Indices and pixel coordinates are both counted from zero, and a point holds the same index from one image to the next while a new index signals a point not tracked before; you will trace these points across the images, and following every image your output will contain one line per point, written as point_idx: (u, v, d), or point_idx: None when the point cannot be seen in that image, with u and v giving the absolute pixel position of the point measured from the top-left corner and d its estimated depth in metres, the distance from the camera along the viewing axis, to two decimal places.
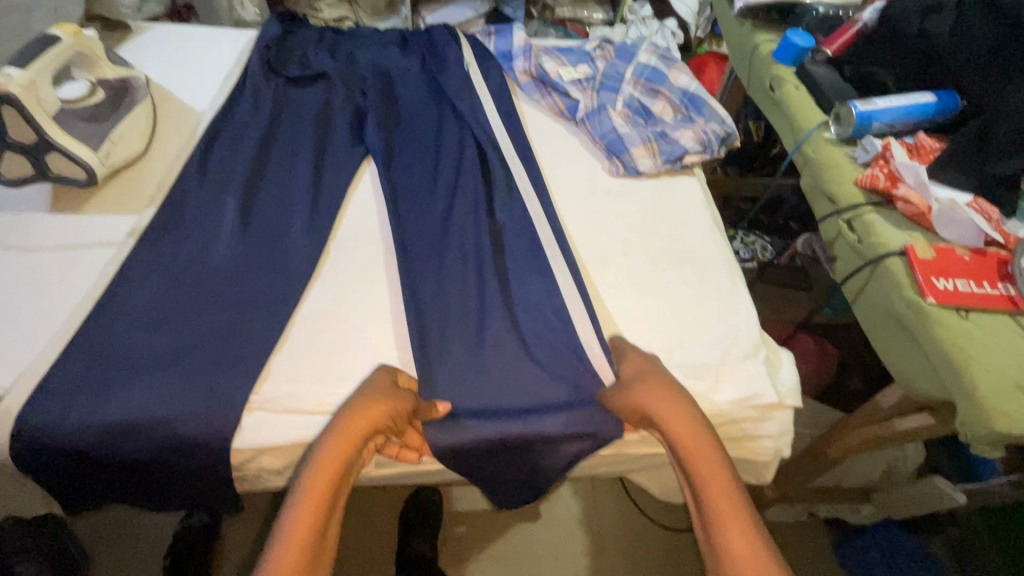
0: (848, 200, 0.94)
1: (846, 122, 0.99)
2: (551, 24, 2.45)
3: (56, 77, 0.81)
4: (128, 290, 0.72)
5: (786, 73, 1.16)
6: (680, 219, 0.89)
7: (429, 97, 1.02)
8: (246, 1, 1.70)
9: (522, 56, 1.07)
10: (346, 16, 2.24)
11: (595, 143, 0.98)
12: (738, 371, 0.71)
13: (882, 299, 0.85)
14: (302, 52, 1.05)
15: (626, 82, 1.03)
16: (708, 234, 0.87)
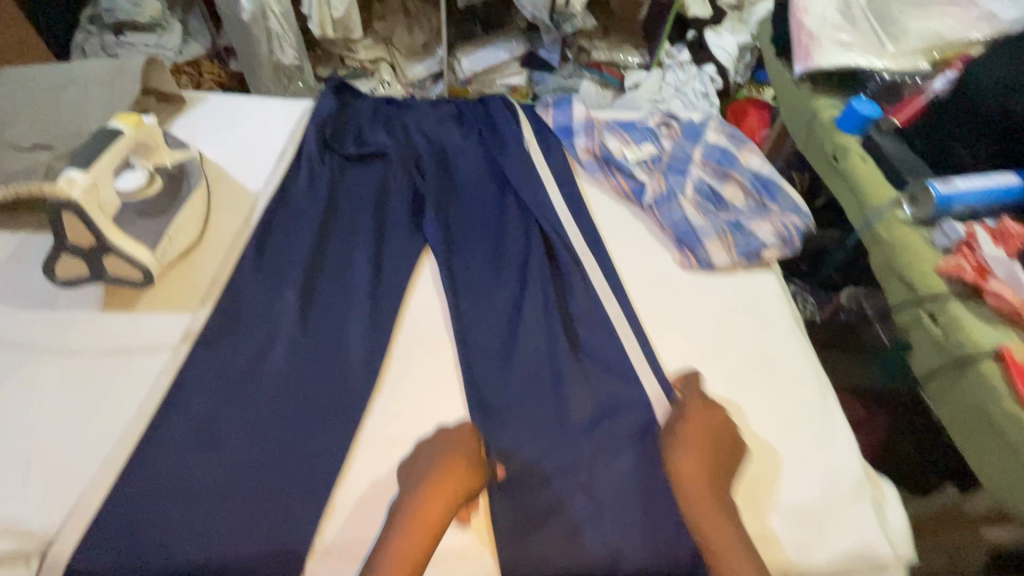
0: (929, 289, 0.84)
1: (924, 204, 0.90)
2: (586, 67, 2.38)
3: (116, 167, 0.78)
4: (183, 406, 0.68)
5: (849, 142, 1.06)
6: (760, 319, 0.84)
7: (488, 177, 0.98)
8: (286, 45, 1.69)
9: (583, 133, 1.02)
10: (382, 58, 2.19)
11: (664, 231, 0.93)
12: (841, 512, 0.66)
13: (976, 404, 0.75)
14: (357, 126, 1.02)
15: (695, 164, 0.98)
16: (794, 340, 0.81)
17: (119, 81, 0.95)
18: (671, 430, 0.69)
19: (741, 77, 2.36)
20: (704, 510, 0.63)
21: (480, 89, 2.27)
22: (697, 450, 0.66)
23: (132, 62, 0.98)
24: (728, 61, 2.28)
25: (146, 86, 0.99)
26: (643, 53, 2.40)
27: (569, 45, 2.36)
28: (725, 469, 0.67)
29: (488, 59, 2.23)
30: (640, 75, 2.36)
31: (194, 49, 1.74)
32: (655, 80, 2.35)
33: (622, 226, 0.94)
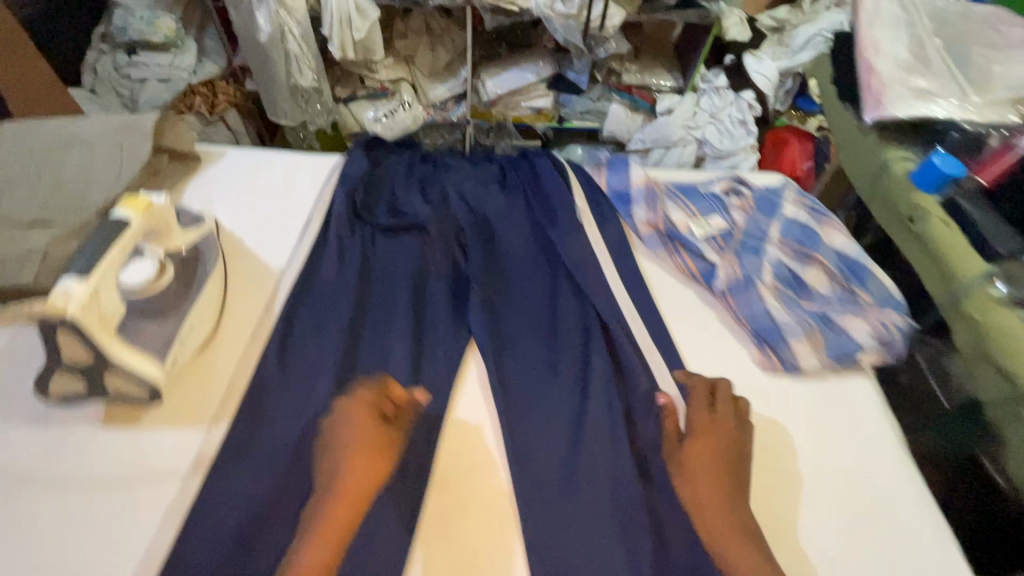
0: None
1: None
2: (615, 91, 2.09)
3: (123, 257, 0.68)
4: (197, 550, 0.60)
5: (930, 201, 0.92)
6: (854, 435, 0.74)
7: (537, 253, 0.88)
8: (305, 67, 1.56)
9: (644, 204, 0.91)
10: (403, 78, 1.91)
11: (740, 324, 0.82)
12: None
13: None
14: (392, 191, 0.92)
15: (772, 243, 0.86)
16: (897, 469, 0.72)
17: (128, 140, 0.85)
18: (676, 454, 0.67)
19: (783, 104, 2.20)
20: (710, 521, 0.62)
21: (505, 111, 2.00)
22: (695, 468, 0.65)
23: (143, 118, 0.88)
24: (769, 88, 2.09)
25: (158, 145, 0.88)
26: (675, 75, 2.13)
27: (598, 66, 2.08)
28: (736, 474, 0.65)
29: (515, 80, 1.94)
30: (672, 99, 2.09)
31: (209, 70, 1.62)
32: (687, 105, 2.07)
33: (689, 317, 0.84)
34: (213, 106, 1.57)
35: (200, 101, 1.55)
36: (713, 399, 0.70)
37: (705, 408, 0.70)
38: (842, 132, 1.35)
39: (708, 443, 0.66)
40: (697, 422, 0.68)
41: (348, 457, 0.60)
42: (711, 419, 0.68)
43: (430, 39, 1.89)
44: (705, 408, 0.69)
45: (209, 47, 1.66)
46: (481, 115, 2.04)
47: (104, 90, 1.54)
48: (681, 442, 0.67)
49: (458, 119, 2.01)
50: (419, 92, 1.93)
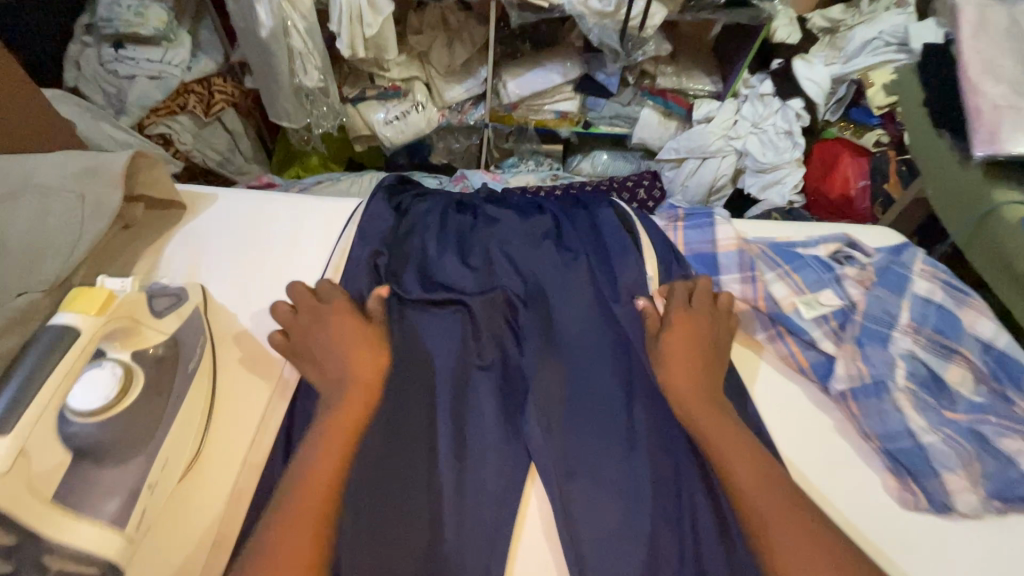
0: None
1: None
2: (648, 95, 1.72)
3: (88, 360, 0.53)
4: None
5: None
6: None
7: (608, 337, 0.71)
8: (309, 64, 1.34)
9: (737, 276, 0.73)
10: (416, 76, 1.60)
11: (866, 438, 0.65)
12: None
13: None
14: (426, 253, 0.75)
15: (902, 331, 0.68)
16: None
17: (91, 188, 0.66)
18: (657, 347, 0.66)
19: (834, 114, 1.71)
20: (716, 426, 0.60)
21: (527, 115, 1.69)
22: (692, 373, 0.63)
23: (111, 157, 0.69)
24: (822, 98, 1.62)
25: (132, 191, 0.71)
26: (714, 77, 1.74)
27: (630, 67, 1.65)
28: (713, 370, 0.65)
29: (540, 83, 1.60)
30: (712, 103, 1.70)
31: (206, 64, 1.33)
32: (727, 112, 1.69)
33: (798, 426, 0.67)
34: (209, 107, 1.36)
35: (195, 101, 1.32)
36: (692, 296, 0.68)
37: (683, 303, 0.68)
38: (940, 165, 1.18)
39: (686, 340, 0.65)
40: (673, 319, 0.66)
41: (332, 340, 0.62)
42: (688, 312, 0.67)
43: (447, 35, 1.54)
44: (681, 306, 0.67)
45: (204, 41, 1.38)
46: (501, 119, 1.72)
47: (91, 89, 1.27)
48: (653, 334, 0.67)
49: (477, 122, 1.72)
50: (433, 93, 1.63)
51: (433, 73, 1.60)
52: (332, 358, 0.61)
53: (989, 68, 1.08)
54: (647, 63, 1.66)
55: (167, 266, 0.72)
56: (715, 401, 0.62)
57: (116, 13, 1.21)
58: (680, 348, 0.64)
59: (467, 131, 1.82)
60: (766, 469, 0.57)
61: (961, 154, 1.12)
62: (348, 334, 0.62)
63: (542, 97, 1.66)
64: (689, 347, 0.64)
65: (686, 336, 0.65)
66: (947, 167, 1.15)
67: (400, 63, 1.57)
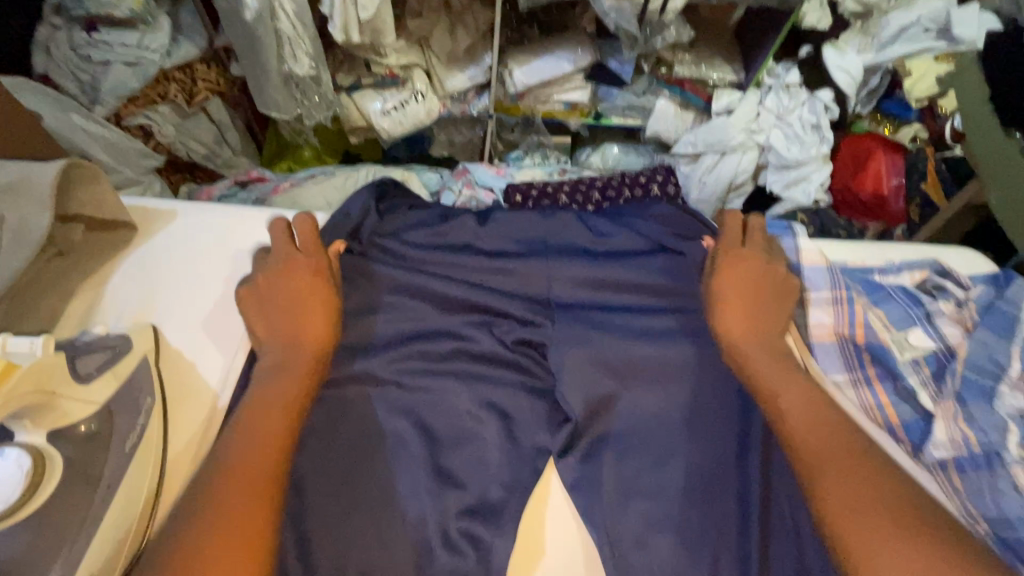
0: None
1: None
2: (665, 84, 1.56)
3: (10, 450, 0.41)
4: None
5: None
6: None
7: (659, 395, 0.57)
8: (297, 51, 1.19)
9: (829, 297, 0.61)
10: (416, 63, 1.45)
11: (970, 519, 0.51)
12: None
13: None
14: (436, 281, 0.63)
15: (1013, 387, 0.56)
16: None
17: (17, 211, 0.53)
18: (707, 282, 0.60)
19: (865, 106, 1.58)
20: (774, 371, 0.54)
21: (535, 106, 1.54)
22: (743, 310, 0.57)
23: (36, 170, 0.55)
24: (852, 88, 1.48)
25: (65, 211, 0.57)
26: (737, 65, 1.56)
27: (646, 55, 1.49)
28: (773, 305, 0.58)
29: (549, 71, 1.45)
30: (732, 95, 1.54)
31: (188, 50, 1.18)
32: (750, 105, 1.54)
33: None
34: (192, 95, 1.22)
35: (177, 90, 1.18)
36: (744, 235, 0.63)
37: (734, 241, 0.62)
38: (1004, 169, 1.05)
39: (746, 277, 0.59)
40: (726, 257, 0.61)
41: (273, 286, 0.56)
42: (736, 256, 0.60)
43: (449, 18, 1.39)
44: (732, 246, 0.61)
45: (186, 23, 1.21)
46: (507, 110, 1.57)
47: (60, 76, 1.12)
48: (704, 277, 0.62)
49: (481, 113, 1.57)
50: (433, 81, 1.49)
51: (435, 59, 1.45)
52: (275, 307, 0.55)
53: None
54: (664, 50, 1.50)
55: (113, 301, 0.59)
56: (770, 345, 0.56)
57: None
58: (735, 279, 0.59)
59: (470, 123, 1.69)
60: (829, 424, 0.50)
61: None
62: (292, 278, 0.56)
63: (553, 87, 1.50)
64: (748, 281, 0.59)
65: (741, 269, 0.59)
66: (1012, 171, 1.03)
67: (398, 49, 1.41)
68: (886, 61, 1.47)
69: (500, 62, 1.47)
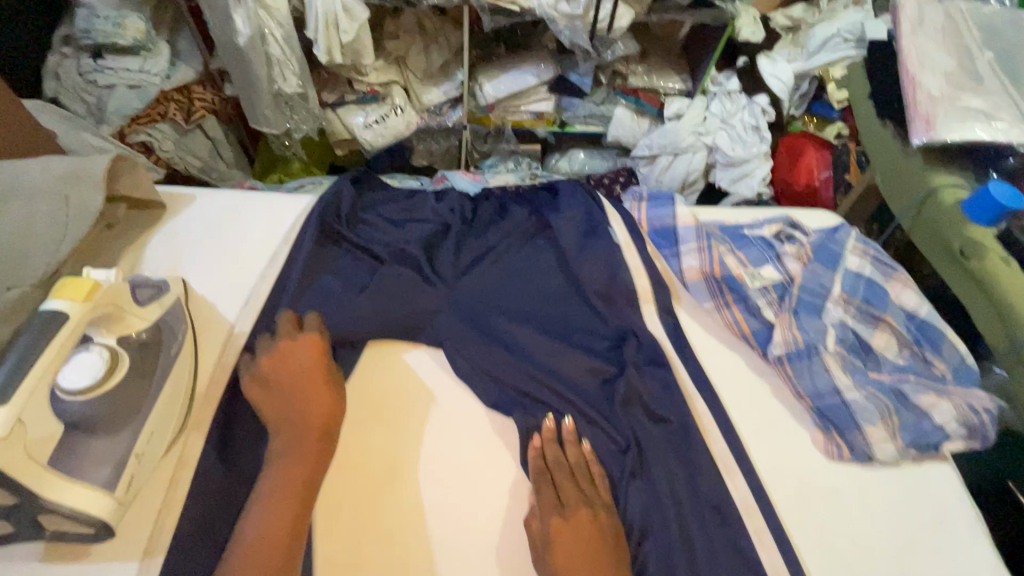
0: None
1: None
2: (621, 94, 1.77)
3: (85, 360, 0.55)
4: None
5: (982, 236, 1.01)
6: (938, 524, 0.64)
7: (572, 319, 0.76)
8: (287, 71, 1.38)
9: (694, 247, 0.80)
10: (394, 80, 1.64)
11: (799, 398, 0.71)
12: None
13: None
14: (402, 243, 0.80)
15: (833, 302, 0.75)
16: (981, 558, 0.62)
17: (76, 191, 0.70)
18: (543, 536, 0.58)
19: (798, 109, 1.80)
20: None
21: (504, 116, 1.73)
22: (585, 562, 0.55)
23: (91, 162, 0.73)
24: (785, 93, 1.70)
25: (112, 193, 0.75)
26: (684, 75, 1.78)
27: (602, 67, 1.71)
28: (608, 549, 0.57)
29: (515, 85, 1.65)
30: (682, 102, 1.74)
31: (184, 73, 1.37)
32: (697, 109, 1.74)
33: (742, 390, 0.72)
34: (189, 114, 1.40)
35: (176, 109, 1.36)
36: (555, 476, 0.63)
37: (553, 495, 0.61)
38: (884, 152, 1.25)
39: (574, 536, 0.57)
40: (545, 522, 0.59)
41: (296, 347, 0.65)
42: (567, 511, 0.59)
43: (423, 39, 1.60)
44: (551, 508, 0.60)
45: (182, 50, 1.40)
46: (479, 121, 1.77)
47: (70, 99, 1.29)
48: (534, 541, 0.59)
49: (455, 125, 1.75)
50: (411, 96, 1.67)
51: (411, 77, 1.65)
52: (272, 403, 0.62)
53: (924, 62, 1.16)
54: (618, 62, 1.72)
55: (148, 262, 0.76)
56: None
57: (93, 24, 1.23)
58: (568, 531, 0.57)
59: (445, 133, 1.87)
60: None
61: (902, 142, 1.19)
62: (290, 370, 0.64)
63: (521, 99, 1.71)
64: (582, 526, 0.58)
65: (562, 513, 0.59)
66: (889, 152, 1.23)
67: (378, 68, 1.61)
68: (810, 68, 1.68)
69: (469, 77, 1.67)
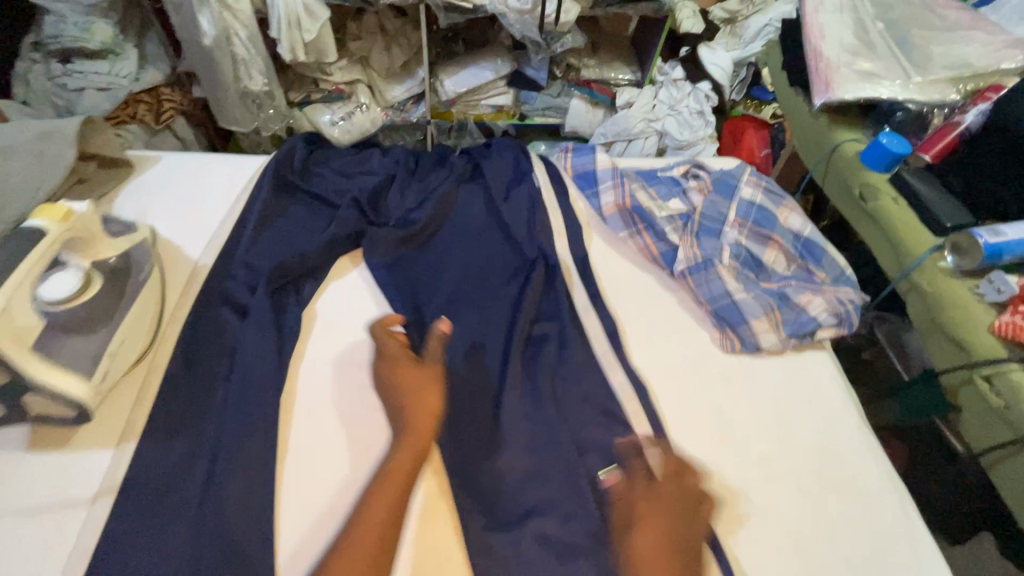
0: (985, 353, 0.83)
1: (969, 254, 0.90)
2: (575, 85, 1.87)
3: (54, 279, 0.61)
4: (139, 548, 0.57)
5: (878, 181, 1.09)
6: (827, 420, 0.73)
7: (500, 249, 0.86)
8: (253, 70, 1.46)
9: (610, 183, 0.91)
10: (359, 79, 1.74)
11: (700, 305, 0.81)
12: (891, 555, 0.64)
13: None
14: (350, 191, 0.89)
15: (729, 225, 0.86)
16: (858, 442, 0.72)
17: (50, 148, 0.78)
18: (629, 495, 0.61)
19: (738, 93, 1.93)
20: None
21: (465, 110, 1.83)
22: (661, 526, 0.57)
23: (64, 123, 0.81)
24: (727, 79, 1.84)
25: (83, 151, 0.83)
26: (633, 67, 1.91)
27: (556, 61, 1.83)
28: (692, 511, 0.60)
29: (475, 80, 1.75)
30: (632, 92, 1.87)
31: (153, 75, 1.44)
32: (647, 99, 1.86)
33: (646, 301, 0.84)
34: (159, 115, 1.48)
35: (145, 110, 1.44)
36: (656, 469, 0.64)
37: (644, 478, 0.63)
38: (794, 114, 1.39)
39: (654, 485, 0.62)
40: (634, 499, 0.61)
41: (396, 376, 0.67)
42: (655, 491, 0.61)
43: (384, 40, 1.69)
44: (644, 486, 0.62)
45: (150, 53, 1.47)
46: (441, 115, 1.87)
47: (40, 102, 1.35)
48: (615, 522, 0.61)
49: (419, 120, 1.84)
50: (376, 94, 1.76)
51: (374, 74, 1.74)
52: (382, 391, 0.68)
53: (828, 36, 1.30)
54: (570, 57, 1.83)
55: (117, 211, 0.84)
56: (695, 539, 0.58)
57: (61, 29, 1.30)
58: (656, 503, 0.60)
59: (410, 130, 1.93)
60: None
61: (809, 105, 1.33)
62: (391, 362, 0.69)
63: (481, 93, 1.81)
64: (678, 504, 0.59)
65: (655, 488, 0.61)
66: (798, 116, 1.37)
67: (342, 68, 1.70)
68: (747, 53, 1.82)
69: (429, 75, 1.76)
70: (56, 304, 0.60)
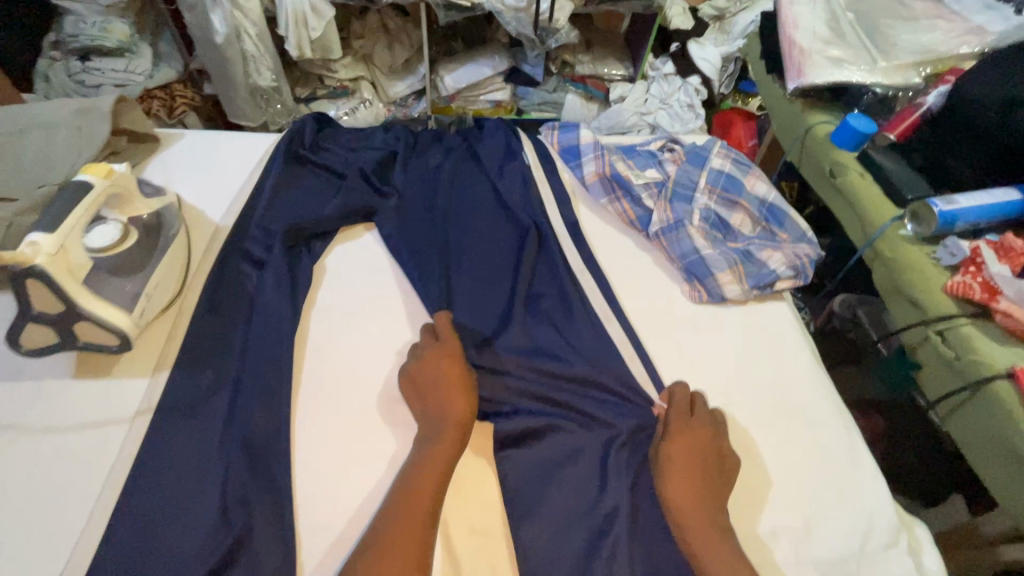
0: (934, 308, 0.85)
1: (926, 222, 0.92)
2: (570, 81, 1.96)
3: (97, 230, 0.71)
4: (172, 457, 0.66)
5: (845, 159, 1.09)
6: (797, 372, 0.81)
7: (493, 214, 0.95)
8: (262, 67, 1.56)
9: (592, 155, 1.00)
10: (362, 76, 1.84)
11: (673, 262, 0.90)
12: (845, 474, 0.72)
13: (984, 428, 0.76)
14: (355, 163, 0.99)
15: (700, 192, 0.94)
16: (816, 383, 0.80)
17: (87, 123, 0.87)
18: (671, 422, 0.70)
19: (727, 87, 2.02)
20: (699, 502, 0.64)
21: (465, 106, 1.92)
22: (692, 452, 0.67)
23: (98, 101, 0.90)
24: (715, 73, 1.93)
25: (116, 126, 0.92)
26: (626, 63, 1.98)
27: (551, 58, 1.92)
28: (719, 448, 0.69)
29: (473, 76, 1.84)
30: (625, 87, 1.95)
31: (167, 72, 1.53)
32: (639, 93, 1.93)
33: (623, 258, 0.92)
34: (172, 110, 1.56)
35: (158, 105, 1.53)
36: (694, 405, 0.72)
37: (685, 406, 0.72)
38: (772, 100, 1.47)
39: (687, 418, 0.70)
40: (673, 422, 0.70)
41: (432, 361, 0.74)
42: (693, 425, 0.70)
43: (387, 37, 1.78)
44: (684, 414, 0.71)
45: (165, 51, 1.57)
46: (441, 110, 1.94)
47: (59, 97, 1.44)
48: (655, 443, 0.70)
49: (419, 115, 1.93)
50: (379, 91, 1.86)
51: (377, 71, 1.84)
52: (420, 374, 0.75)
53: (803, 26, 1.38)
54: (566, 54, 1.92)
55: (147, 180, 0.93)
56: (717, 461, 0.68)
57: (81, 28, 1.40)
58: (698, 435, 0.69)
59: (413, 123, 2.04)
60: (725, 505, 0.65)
61: (784, 90, 1.42)
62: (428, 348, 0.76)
63: (478, 88, 1.90)
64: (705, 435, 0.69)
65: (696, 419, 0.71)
66: (776, 102, 1.46)
67: (346, 65, 1.80)
68: (733, 48, 1.90)
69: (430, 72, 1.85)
70: (100, 254, 0.70)
